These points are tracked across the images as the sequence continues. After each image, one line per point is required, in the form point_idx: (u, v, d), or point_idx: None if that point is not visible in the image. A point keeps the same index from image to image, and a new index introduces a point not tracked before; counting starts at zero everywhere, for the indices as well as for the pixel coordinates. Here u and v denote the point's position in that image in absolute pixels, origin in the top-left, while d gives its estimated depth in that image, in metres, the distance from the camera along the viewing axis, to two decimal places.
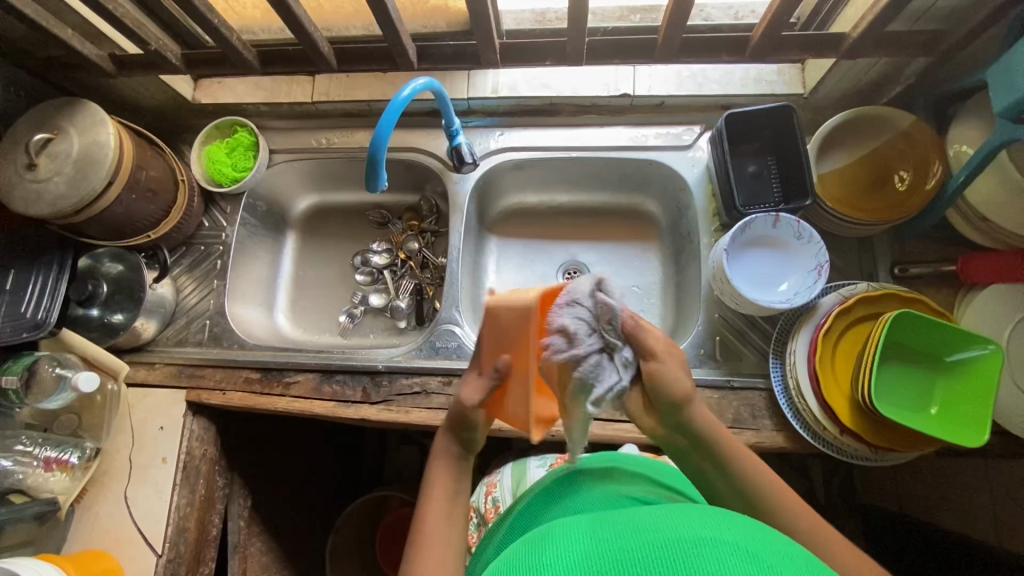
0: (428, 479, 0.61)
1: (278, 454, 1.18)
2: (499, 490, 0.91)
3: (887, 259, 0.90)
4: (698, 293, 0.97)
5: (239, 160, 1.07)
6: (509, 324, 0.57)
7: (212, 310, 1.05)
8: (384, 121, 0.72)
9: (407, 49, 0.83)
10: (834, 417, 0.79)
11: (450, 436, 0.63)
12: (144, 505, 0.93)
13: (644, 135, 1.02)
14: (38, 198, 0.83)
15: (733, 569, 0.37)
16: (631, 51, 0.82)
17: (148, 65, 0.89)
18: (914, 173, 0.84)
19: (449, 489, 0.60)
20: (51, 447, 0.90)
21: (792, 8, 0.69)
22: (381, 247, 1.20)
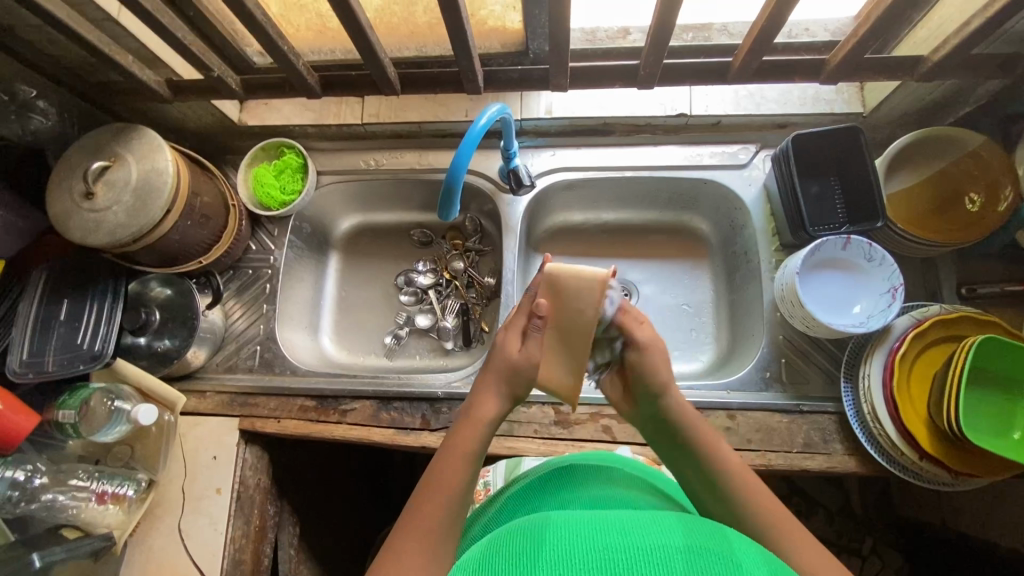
0: (440, 457, 0.62)
1: (323, 478, 1.16)
2: (492, 476, 0.95)
3: (953, 279, 0.89)
4: (759, 314, 0.96)
5: (287, 183, 1.05)
6: (570, 291, 0.65)
7: (262, 335, 1.03)
8: (462, 150, 0.71)
9: (476, 74, 0.83)
10: (913, 442, 0.78)
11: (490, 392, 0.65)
12: (200, 538, 0.91)
13: (699, 154, 1.01)
14: (97, 228, 0.81)
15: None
16: (701, 74, 0.81)
17: (206, 90, 0.87)
18: (986, 195, 0.83)
19: (461, 476, 0.60)
20: (106, 481, 0.89)
21: (878, 33, 0.69)
22: (426, 268, 1.19)
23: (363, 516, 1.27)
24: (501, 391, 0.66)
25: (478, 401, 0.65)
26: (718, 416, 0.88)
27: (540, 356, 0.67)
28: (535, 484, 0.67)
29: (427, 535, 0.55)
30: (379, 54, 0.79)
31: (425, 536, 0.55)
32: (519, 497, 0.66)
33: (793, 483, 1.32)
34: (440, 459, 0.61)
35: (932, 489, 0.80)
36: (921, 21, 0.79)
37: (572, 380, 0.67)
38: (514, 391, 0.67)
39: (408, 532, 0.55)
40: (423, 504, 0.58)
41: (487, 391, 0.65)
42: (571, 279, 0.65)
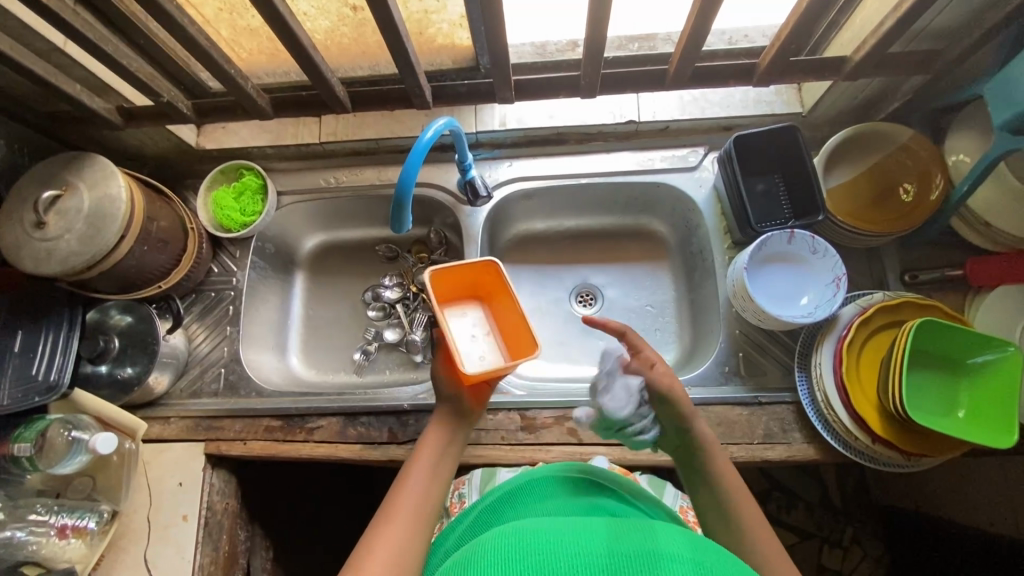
0: (406, 470, 0.63)
1: (295, 499, 1.14)
2: (468, 490, 0.87)
3: (896, 267, 0.93)
4: (716, 311, 0.99)
5: (247, 205, 1.05)
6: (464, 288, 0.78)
7: (227, 358, 1.03)
8: (409, 163, 0.73)
9: (424, 90, 0.85)
10: (866, 427, 0.80)
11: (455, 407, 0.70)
12: (168, 567, 0.90)
13: (651, 159, 1.04)
14: (49, 256, 0.81)
15: None
16: (641, 81, 0.84)
17: (158, 116, 0.88)
18: (918, 185, 0.87)
19: (424, 485, 0.61)
20: (67, 514, 0.86)
21: (798, 37, 0.73)
22: (392, 282, 1.19)
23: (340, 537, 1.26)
24: (457, 410, 0.70)
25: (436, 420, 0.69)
26: None
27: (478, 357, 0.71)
28: (506, 496, 0.65)
29: (403, 512, 0.58)
30: (326, 74, 0.80)
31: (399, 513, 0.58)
32: (495, 510, 0.64)
33: (767, 477, 1.35)
34: (403, 479, 0.62)
35: (886, 472, 0.82)
36: (844, 24, 0.83)
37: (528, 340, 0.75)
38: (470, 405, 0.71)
39: (388, 517, 0.58)
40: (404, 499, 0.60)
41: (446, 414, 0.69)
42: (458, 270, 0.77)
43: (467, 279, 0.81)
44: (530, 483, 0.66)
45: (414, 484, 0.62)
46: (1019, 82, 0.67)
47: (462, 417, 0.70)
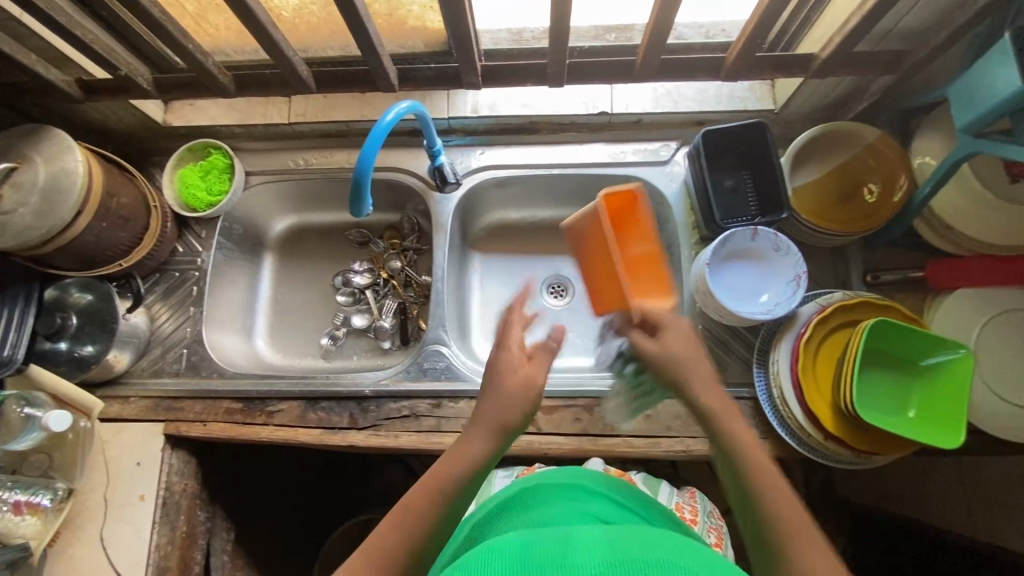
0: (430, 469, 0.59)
1: (260, 481, 1.14)
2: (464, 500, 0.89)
3: (859, 267, 0.94)
4: (681, 306, 0.99)
5: (214, 184, 1.04)
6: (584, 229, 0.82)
7: (190, 338, 1.02)
8: (367, 147, 0.72)
9: (389, 72, 0.83)
10: (818, 424, 0.81)
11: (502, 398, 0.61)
12: (124, 545, 0.90)
13: (623, 151, 1.04)
14: (3, 229, 0.79)
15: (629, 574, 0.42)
16: (610, 72, 0.83)
17: (118, 90, 0.86)
18: (883, 185, 0.87)
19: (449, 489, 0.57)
20: (21, 490, 0.85)
21: (764, 32, 0.72)
22: (363, 268, 1.18)
23: (306, 520, 1.26)
24: (502, 397, 0.61)
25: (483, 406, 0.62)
26: None
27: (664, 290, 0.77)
28: (500, 507, 0.64)
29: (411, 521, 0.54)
30: (288, 53, 0.79)
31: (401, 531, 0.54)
32: (484, 522, 0.62)
33: None
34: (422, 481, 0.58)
35: (839, 469, 0.83)
36: (815, 22, 0.83)
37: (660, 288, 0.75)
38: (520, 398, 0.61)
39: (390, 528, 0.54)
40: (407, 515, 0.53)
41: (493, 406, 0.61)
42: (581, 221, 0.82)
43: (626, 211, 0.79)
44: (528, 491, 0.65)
45: (431, 493, 0.56)
46: (981, 86, 0.68)
47: (517, 410, 0.61)
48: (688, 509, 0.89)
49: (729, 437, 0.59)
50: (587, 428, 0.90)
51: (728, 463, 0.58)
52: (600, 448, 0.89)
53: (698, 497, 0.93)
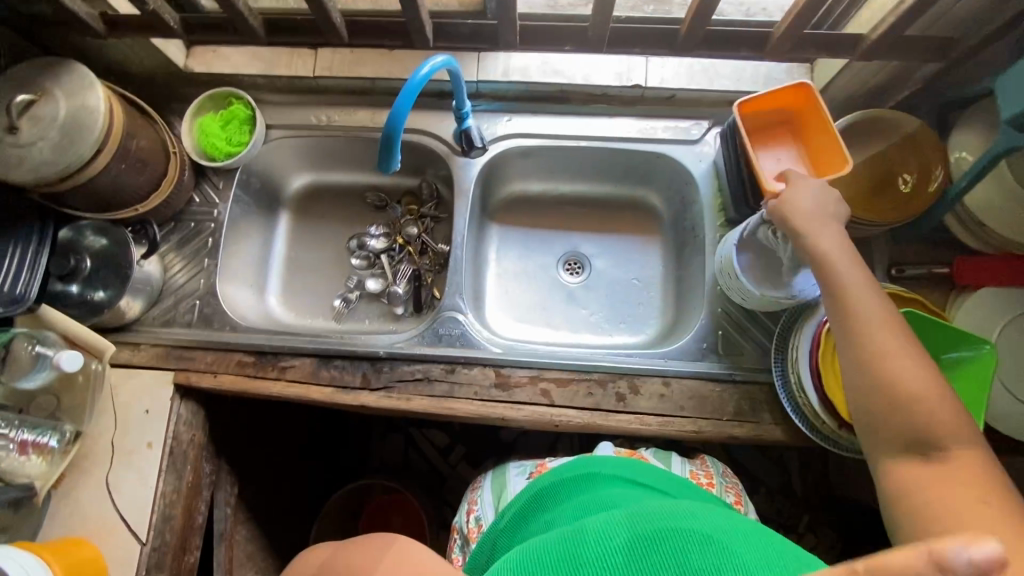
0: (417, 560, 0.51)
1: (265, 439, 1.14)
2: (481, 508, 0.86)
3: (885, 259, 0.92)
4: (702, 288, 0.98)
5: (234, 134, 1.02)
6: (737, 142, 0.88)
7: (203, 290, 1.01)
8: (401, 101, 0.70)
9: (425, 26, 0.80)
10: (833, 412, 0.80)
11: None
12: (130, 491, 0.90)
13: (653, 128, 1.02)
14: (21, 163, 0.77)
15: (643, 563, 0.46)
16: (651, 41, 0.81)
17: (144, 27, 0.83)
18: (918, 176, 0.86)
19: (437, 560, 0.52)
20: (28, 430, 0.85)
21: (817, 8, 0.70)
22: (379, 232, 1.17)
23: (307, 481, 1.26)
24: None
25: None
26: (653, 383, 0.90)
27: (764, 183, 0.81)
28: (525, 511, 0.68)
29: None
30: None
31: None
32: (517, 526, 0.67)
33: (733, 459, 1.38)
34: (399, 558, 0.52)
35: (852, 458, 0.83)
36: (865, 3, 0.80)
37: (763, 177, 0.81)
38: None
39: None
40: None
41: None
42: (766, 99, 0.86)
43: (783, 105, 0.87)
44: (541, 492, 0.68)
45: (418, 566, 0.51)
46: None
47: None
48: (703, 475, 0.87)
49: (841, 290, 0.65)
50: (600, 403, 0.90)
51: (840, 313, 0.65)
52: (612, 424, 0.88)
53: (710, 462, 0.90)
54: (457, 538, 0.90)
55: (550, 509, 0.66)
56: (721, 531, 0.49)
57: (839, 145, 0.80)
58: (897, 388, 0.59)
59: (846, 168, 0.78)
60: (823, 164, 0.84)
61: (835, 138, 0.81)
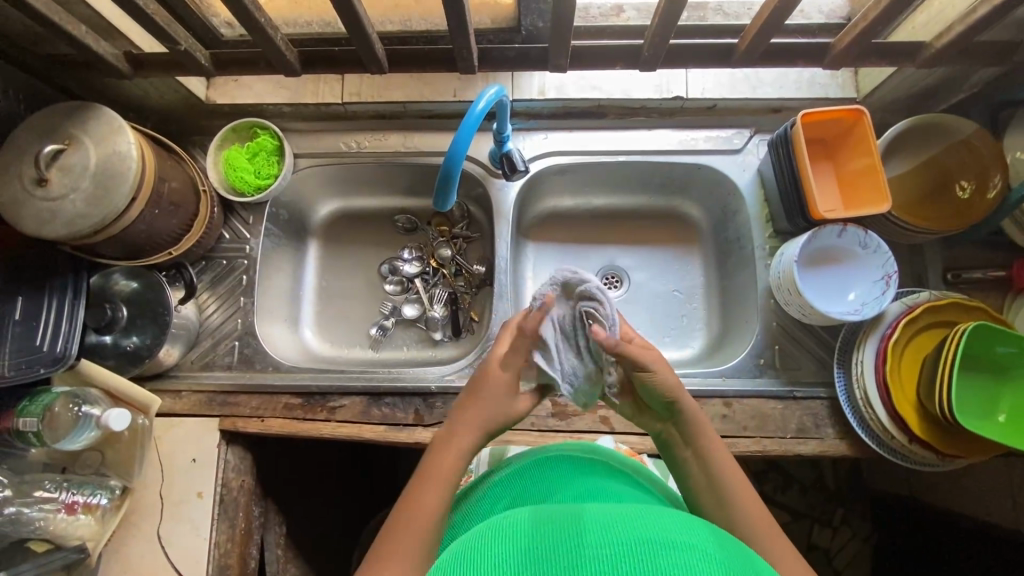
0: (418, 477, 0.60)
1: (307, 472, 1.12)
2: (474, 466, 0.88)
3: (939, 265, 0.91)
4: (752, 301, 0.96)
5: (262, 166, 0.98)
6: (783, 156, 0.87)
7: (240, 330, 0.97)
8: (460, 136, 0.67)
9: (471, 53, 0.76)
10: (904, 426, 0.80)
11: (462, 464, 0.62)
12: (185, 543, 0.87)
13: (694, 139, 0.99)
14: (53, 218, 0.73)
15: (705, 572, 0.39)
16: (704, 56, 0.78)
17: (171, 65, 0.79)
18: (977, 182, 0.84)
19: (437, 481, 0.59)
20: (76, 489, 0.82)
21: (887, 19, 0.67)
22: (411, 256, 1.14)
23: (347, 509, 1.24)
24: (476, 425, 0.64)
25: (454, 423, 0.64)
26: (714, 404, 0.88)
27: (811, 206, 0.82)
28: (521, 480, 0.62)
29: (442, 476, 0.60)
30: (367, 26, 0.72)
31: (437, 488, 0.59)
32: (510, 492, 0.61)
33: (771, 460, 1.38)
34: (415, 485, 0.59)
35: (916, 470, 0.83)
36: (921, 6, 0.78)
37: (812, 201, 0.82)
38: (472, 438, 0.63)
39: (428, 484, 0.59)
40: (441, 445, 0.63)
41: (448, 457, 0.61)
42: (822, 115, 0.84)
43: (834, 122, 0.85)
44: (542, 466, 0.63)
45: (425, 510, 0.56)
46: None
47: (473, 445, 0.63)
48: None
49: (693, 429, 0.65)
50: None
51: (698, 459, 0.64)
52: None
53: None
54: None
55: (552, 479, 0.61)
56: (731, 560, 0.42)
57: (881, 179, 0.81)
58: (767, 544, 0.57)
59: (884, 207, 0.80)
60: (856, 197, 0.86)
61: (879, 170, 0.81)
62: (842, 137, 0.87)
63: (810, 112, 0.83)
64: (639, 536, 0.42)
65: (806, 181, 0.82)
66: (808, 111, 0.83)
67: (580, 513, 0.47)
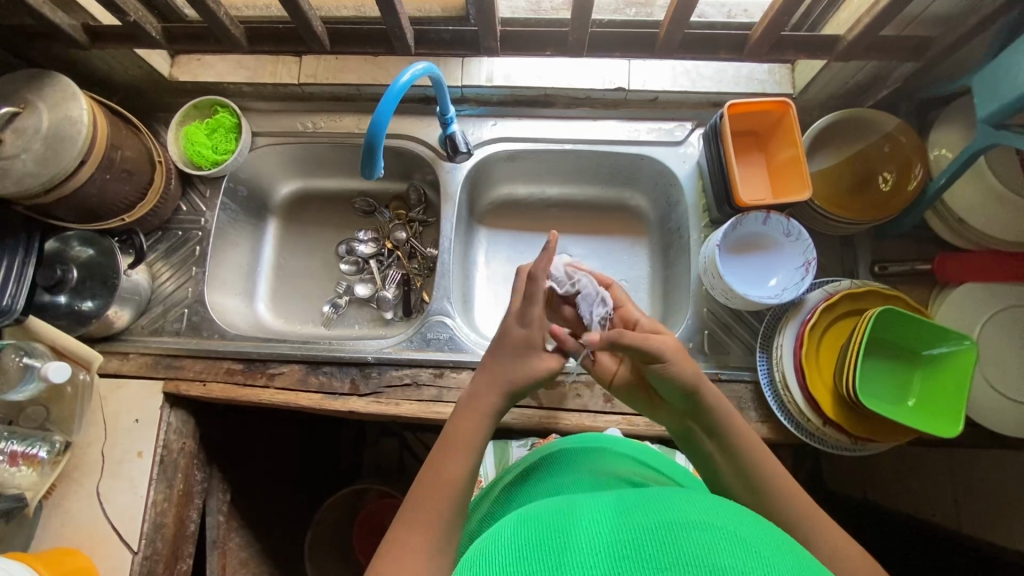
0: (444, 443, 0.63)
1: (255, 445, 1.14)
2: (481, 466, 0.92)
3: (868, 257, 0.93)
4: (687, 288, 0.99)
5: (219, 142, 1.02)
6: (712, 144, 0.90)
7: (191, 299, 1.01)
8: (383, 107, 0.70)
9: (405, 33, 0.80)
10: (818, 409, 0.81)
11: (489, 420, 0.65)
12: (120, 500, 0.90)
13: (637, 130, 1.02)
14: (4, 175, 0.77)
15: (722, 550, 0.37)
16: (630, 44, 0.82)
17: (125, 38, 0.83)
18: (897, 175, 0.87)
19: (463, 449, 0.62)
20: (17, 442, 0.86)
21: (792, 11, 0.71)
22: (368, 237, 1.17)
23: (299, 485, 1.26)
24: (495, 384, 0.67)
25: (477, 391, 0.67)
26: None
27: (734, 192, 0.84)
28: (529, 471, 0.67)
29: (467, 442, 0.63)
30: (303, 7, 0.76)
31: (462, 449, 0.62)
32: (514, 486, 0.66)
33: None
34: (444, 445, 0.63)
35: (834, 454, 0.84)
36: (843, 4, 0.81)
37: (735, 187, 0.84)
38: (506, 388, 0.67)
39: (454, 444, 0.62)
40: (465, 406, 0.66)
41: (468, 416, 0.65)
42: (749, 105, 0.86)
43: (762, 114, 0.88)
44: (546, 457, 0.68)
45: (450, 478, 0.59)
46: (1007, 74, 0.66)
47: (501, 405, 0.67)
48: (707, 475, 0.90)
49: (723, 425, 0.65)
50: (589, 404, 0.90)
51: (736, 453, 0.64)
52: (600, 425, 0.89)
53: None
54: None
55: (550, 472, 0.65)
56: (760, 539, 0.39)
57: (802, 167, 0.83)
58: None
59: (805, 194, 0.82)
60: (783, 186, 0.88)
61: (801, 160, 0.83)
62: (773, 129, 0.90)
63: (736, 102, 0.86)
64: (652, 523, 0.40)
65: (730, 168, 0.85)
66: (734, 100, 0.86)
67: (600, 508, 0.45)
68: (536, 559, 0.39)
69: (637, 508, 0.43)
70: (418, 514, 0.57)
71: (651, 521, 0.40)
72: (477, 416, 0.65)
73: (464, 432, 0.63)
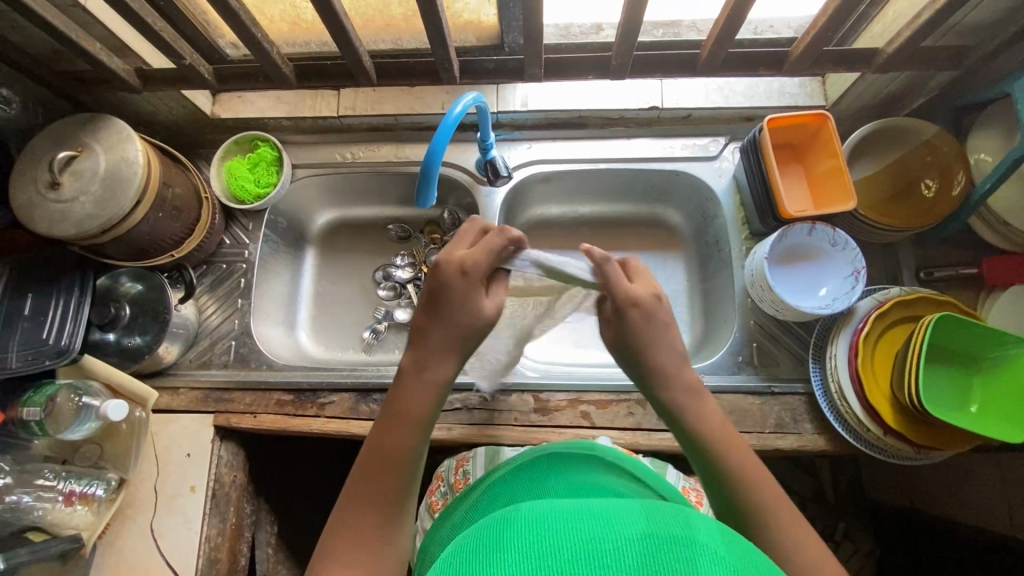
0: (387, 416, 0.61)
1: (295, 475, 1.14)
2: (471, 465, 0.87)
3: (911, 263, 0.94)
4: (731, 301, 0.99)
5: (262, 176, 1.04)
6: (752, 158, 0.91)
7: (237, 331, 1.02)
8: (438, 137, 0.72)
9: (452, 64, 0.82)
10: (879, 419, 0.81)
11: (437, 392, 0.61)
12: (175, 537, 0.89)
13: (671, 147, 1.04)
14: (63, 218, 0.79)
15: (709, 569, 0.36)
16: (671, 66, 0.84)
17: (178, 81, 0.86)
18: (940, 181, 0.88)
19: (411, 428, 0.60)
20: (75, 480, 0.86)
21: (833, 29, 0.73)
22: (404, 262, 1.17)
23: None
24: (455, 349, 0.61)
25: (430, 357, 0.61)
26: None
27: (778, 204, 0.85)
28: (520, 472, 0.61)
29: (415, 417, 0.60)
30: (355, 44, 0.78)
31: (409, 427, 0.60)
32: (502, 485, 0.61)
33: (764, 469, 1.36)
34: (388, 421, 0.60)
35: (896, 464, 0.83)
36: (876, 17, 0.83)
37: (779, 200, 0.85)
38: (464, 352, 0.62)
39: (403, 422, 0.60)
40: (412, 375, 0.61)
41: (416, 392, 0.61)
42: (787, 119, 0.88)
43: (800, 128, 0.90)
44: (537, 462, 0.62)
45: (393, 459, 0.59)
46: None
47: (456, 364, 0.62)
48: (694, 494, 0.87)
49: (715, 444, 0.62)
50: (642, 422, 0.90)
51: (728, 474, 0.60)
52: (654, 443, 0.89)
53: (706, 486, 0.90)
54: (440, 485, 0.91)
55: (548, 477, 0.59)
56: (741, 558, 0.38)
57: (845, 178, 0.84)
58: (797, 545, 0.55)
59: (849, 205, 0.83)
60: (826, 197, 0.89)
61: (843, 171, 0.84)
62: (812, 141, 0.91)
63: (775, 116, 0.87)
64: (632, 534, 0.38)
65: (772, 181, 0.85)
66: (774, 114, 0.87)
67: (592, 509, 0.43)
68: (514, 562, 0.37)
69: (619, 515, 0.42)
70: (363, 500, 0.57)
71: (639, 533, 0.39)
72: (425, 397, 0.60)
73: (408, 409, 0.60)
